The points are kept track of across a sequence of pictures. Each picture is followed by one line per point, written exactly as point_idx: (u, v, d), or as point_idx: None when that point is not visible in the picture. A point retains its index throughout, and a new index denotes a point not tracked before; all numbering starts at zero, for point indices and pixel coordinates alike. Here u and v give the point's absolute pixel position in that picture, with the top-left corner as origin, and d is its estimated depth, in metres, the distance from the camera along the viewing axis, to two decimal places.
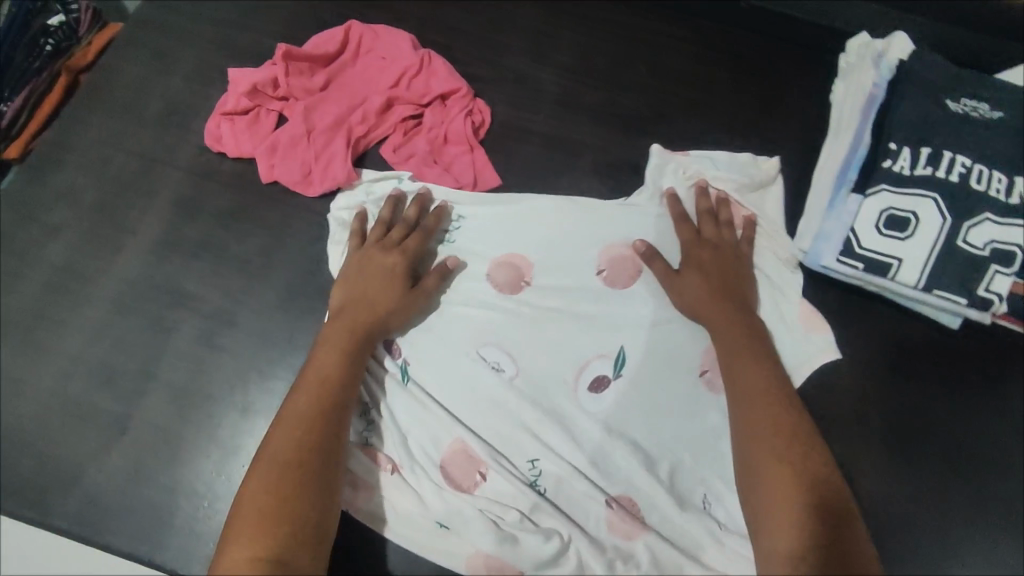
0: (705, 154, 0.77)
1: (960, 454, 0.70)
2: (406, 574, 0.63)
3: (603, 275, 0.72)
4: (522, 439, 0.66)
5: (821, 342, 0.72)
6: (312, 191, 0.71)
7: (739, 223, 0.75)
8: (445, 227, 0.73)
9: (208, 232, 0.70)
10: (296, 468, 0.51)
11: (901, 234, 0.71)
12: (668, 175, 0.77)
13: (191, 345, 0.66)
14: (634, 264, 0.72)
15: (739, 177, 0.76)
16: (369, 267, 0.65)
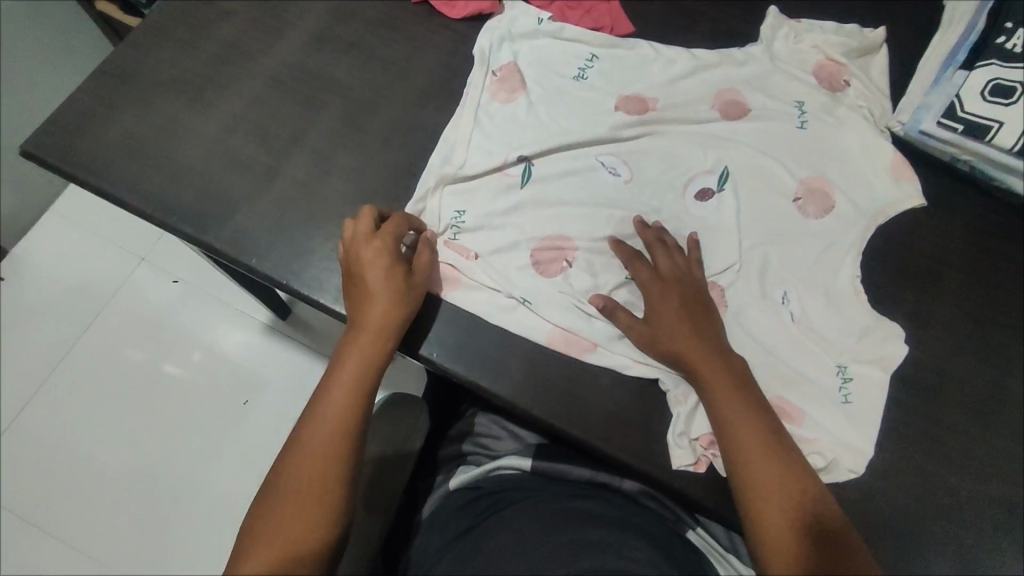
0: (817, 23, 0.83)
1: (1018, 324, 0.73)
2: (478, 334, 0.69)
3: (717, 109, 0.78)
4: (626, 229, 0.73)
5: (908, 191, 0.76)
6: (454, 13, 0.82)
7: (836, 86, 0.80)
8: (580, 57, 0.78)
9: (361, 34, 0.81)
10: (341, 432, 0.59)
11: (1004, 100, 0.71)
12: (784, 36, 0.82)
13: (335, 122, 0.76)
14: (742, 108, 0.78)
15: (851, 40, 0.81)
16: (365, 276, 0.65)
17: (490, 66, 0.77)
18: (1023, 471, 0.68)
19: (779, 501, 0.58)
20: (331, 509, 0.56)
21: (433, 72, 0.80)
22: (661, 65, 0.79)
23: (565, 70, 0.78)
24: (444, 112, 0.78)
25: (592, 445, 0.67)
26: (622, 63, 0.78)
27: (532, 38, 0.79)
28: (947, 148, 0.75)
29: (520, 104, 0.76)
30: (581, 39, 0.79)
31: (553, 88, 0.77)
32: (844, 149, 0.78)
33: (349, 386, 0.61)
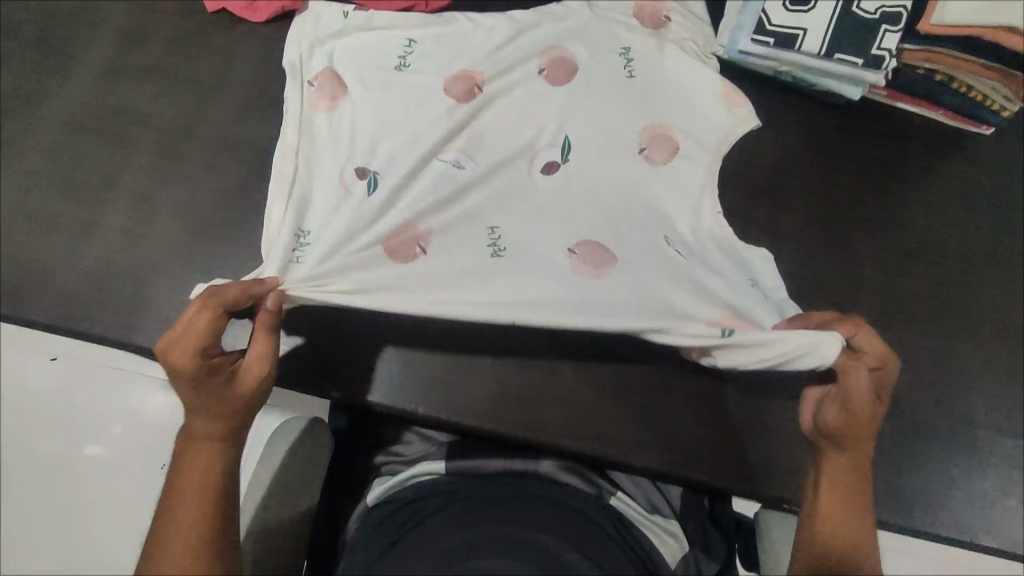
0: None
1: (867, 214, 0.77)
2: (351, 345, 0.67)
3: (545, 73, 0.76)
4: (484, 214, 0.71)
5: (744, 115, 0.77)
6: (258, 16, 0.76)
7: (657, 21, 0.80)
8: (398, 50, 0.75)
9: (159, 56, 0.74)
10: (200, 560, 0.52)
11: (805, 7, 0.72)
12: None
13: (149, 158, 0.70)
14: (572, 65, 0.77)
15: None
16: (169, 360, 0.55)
17: (305, 77, 0.72)
18: (892, 350, 0.71)
19: (846, 504, 0.58)
20: None
21: (247, 82, 0.74)
22: (481, 37, 0.76)
23: (385, 62, 0.74)
24: (268, 123, 0.73)
25: (486, 430, 0.65)
26: (442, 42, 0.76)
27: (344, 36, 0.75)
28: (767, 61, 0.76)
29: (345, 108, 0.72)
30: (395, 27, 0.76)
31: (378, 83, 0.73)
32: (677, 81, 0.78)
33: (198, 483, 0.54)
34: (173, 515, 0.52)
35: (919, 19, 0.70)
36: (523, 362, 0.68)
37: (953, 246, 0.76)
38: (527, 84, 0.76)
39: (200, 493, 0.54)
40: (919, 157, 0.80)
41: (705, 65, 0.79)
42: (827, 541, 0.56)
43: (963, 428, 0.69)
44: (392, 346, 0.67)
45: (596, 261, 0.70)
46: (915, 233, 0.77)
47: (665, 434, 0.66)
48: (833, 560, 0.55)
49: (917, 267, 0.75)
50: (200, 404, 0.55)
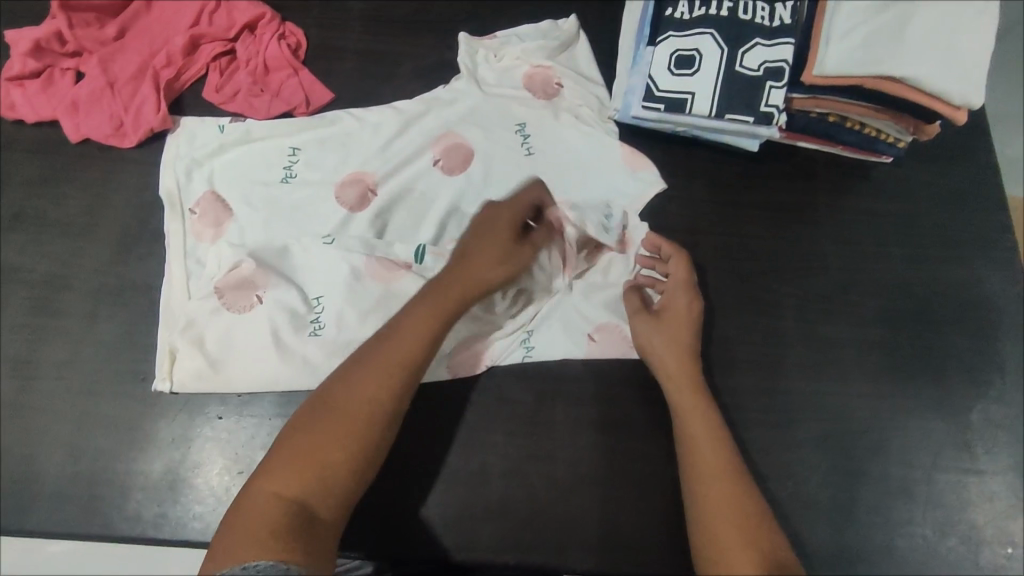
0: (509, 32, 0.80)
1: (781, 260, 0.77)
2: None
3: (440, 164, 0.73)
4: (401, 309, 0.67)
5: (648, 177, 0.77)
6: (126, 142, 0.72)
7: (548, 90, 0.79)
8: (282, 161, 0.71)
9: (24, 201, 0.70)
10: (407, 363, 0.57)
11: (689, 70, 0.71)
12: (483, 57, 0.79)
13: (24, 316, 0.66)
14: (468, 150, 0.74)
15: (543, 38, 0.80)
16: (429, 302, 0.60)
17: (185, 205, 0.69)
18: (818, 401, 0.72)
19: (733, 502, 0.56)
20: (347, 460, 0.54)
21: (124, 217, 0.70)
22: (367, 133, 0.74)
23: (269, 176, 0.71)
24: (150, 258, 0.68)
25: (420, 556, 0.63)
26: (327, 147, 0.73)
27: (222, 154, 0.71)
28: (663, 124, 0.75)
29: (233, 232, 0.69)
30: (275, 138, 0.72)
31: (264, 199, 0.70)
32: (576, 149, 0.77)
33: (330, 418, 0.55)
34: (379, 355, 0.57)
35: (803, 68, 0.69)
36: (457, 470, 0.65)
37: (868, 284, 0.76)
38: (423, 178, 0.73)
39: (372, 402, 0.55)
40: (827, 192, 0.79)
41: (602, 130, 0.78)
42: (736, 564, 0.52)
43: (893, 470, 0.70)
44: None
45: (521, 348, 0.69)
46: (830, 274, 0.77)
47: (604, 533, 0.64)
48: (726, 543, 0.54)
49: (835, 310, 0.75)
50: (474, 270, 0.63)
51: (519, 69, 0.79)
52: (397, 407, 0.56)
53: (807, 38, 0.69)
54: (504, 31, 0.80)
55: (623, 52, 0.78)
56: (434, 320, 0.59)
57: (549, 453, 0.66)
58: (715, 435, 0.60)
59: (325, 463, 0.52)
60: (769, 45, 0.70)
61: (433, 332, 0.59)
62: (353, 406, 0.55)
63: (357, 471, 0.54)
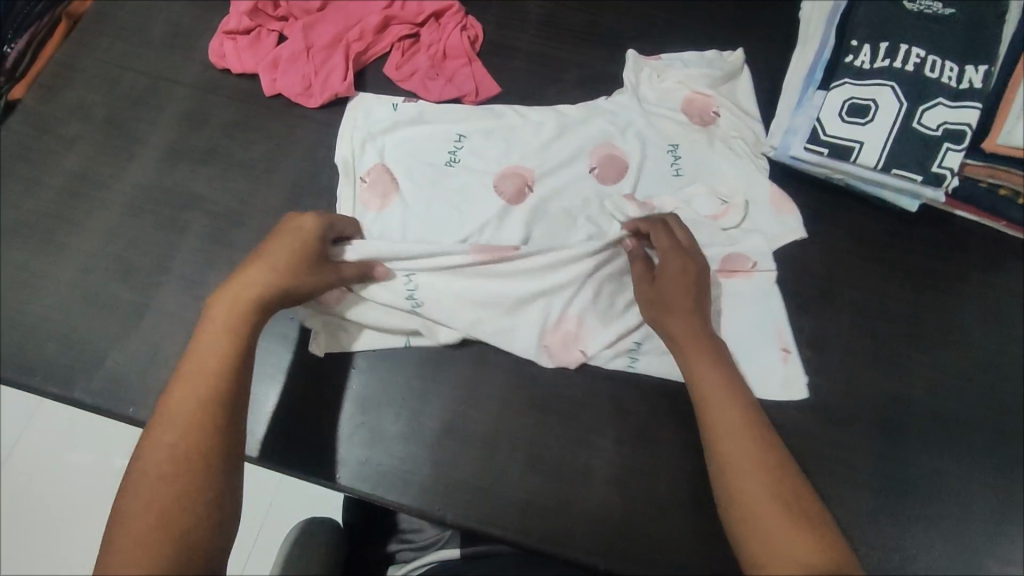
0: (675, 55, 0.82)
1: (921, 327, 0.74)
2: (385, 443, 0.66)
3: (595, 172, 0.76)
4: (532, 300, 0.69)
5: (787, 222, 0.76)
6: (312, 102, 0.78)
7: (705, 117, 0.79)
8: (447, 147, 0.76)
9: (217, 140, 0.77)
10: (207, 391, 0.51)
11: (862, 120, 0.70)
12: (647, 75, 0.81)
13: (199, 241, 0.72)
14: (622, 163, 0.76)
15: (709, 66, 0.81)
16: (213, 322, 0.55)
17: (357, 172, 0.74)
18: (938, 478, 0.68)
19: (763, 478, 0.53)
20: (199, 487, 0.47)
21: (298, 170, 0.76)
22: (529, 131, 0.77)
23: (434, 158, 0.75)
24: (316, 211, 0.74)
25: (512, 542, 0.63)
26: (490, 138, 0.76)
27: (396, 129, 0.76)
28: (820, 169, 0.74)
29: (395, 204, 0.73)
30: (446, 123, 0.77)
31: (426, 177, 0.74)
32: (725, 175, 0.77)
33: (168, 471, 0.47)
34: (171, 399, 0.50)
35: (985, 136, 0.68)
36: (565, 465, 0.66)
37: (1011, 370, 0.73)
38: (576, 182, 0.75)
39: (210, 397, 0.51)
40: (982, 266, 0.76)
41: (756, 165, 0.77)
42: (782, 551, 0.49)
43: (1013, 570, 0.66)
44: (427, 445, 0.66)
45: (627, 356, 0.69)
46: (971, 350, 0.73)
47: (698, 560, 0.63)
48: (766, 520, 0.51)
49: (971, 388, 0.72)
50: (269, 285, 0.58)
51: (680, 90, 0.80)
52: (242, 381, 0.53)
53: (992, 108, 0.68)
54: (671, 54, 0.82)
55: (786, 90, 0.77)
56: (235, 319, 0.55)
57: (654, 470, 0.66)
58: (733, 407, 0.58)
59: (186, 462, 0.48)
60: (952, 107, 0.68)
61: (239, 346, 0.54)
62: (164, 453, 0.48)
63: (216, 470, 0.49)
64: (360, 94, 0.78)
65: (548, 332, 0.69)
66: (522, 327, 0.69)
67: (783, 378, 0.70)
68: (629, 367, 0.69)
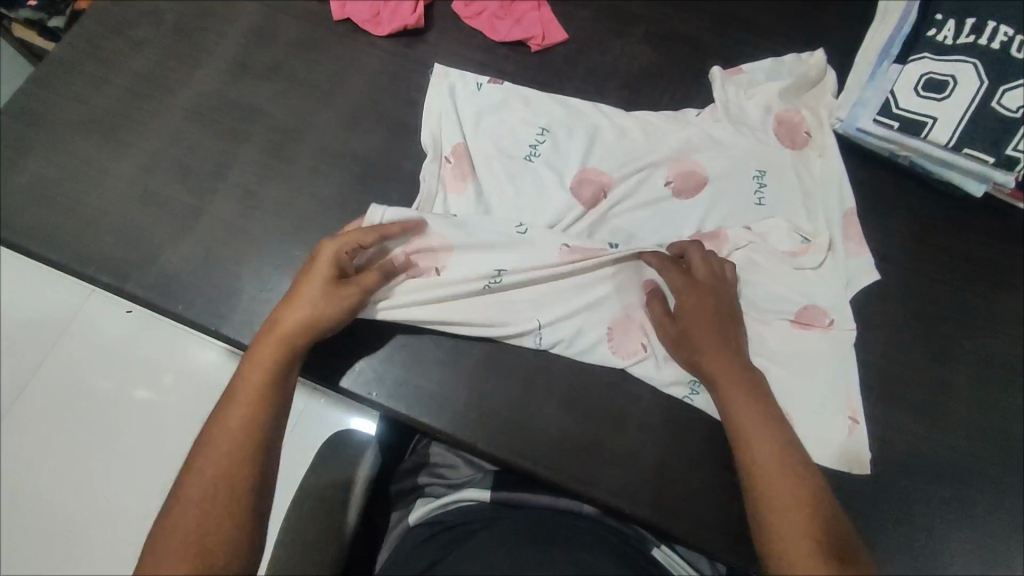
0: (756, 65, 0.78)
1: (972, 314, 0.73)
2: (437, 376, 0.66)
3: (670, 186, 0.73)
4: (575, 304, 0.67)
5: (860, 266, 0.73)
6: (379, 30, 0.78)
7: (797, 132, 0.75)
8: (530, 138, 0.73)
9: (282, 58, 0.78)
10: (264, 398, 0.54)
11: (937, 95, 0.68)
12: (734, 93, 0.76)
13: (257, 154, 0.73)
14: (701, 177, 0.73)
15: (793, 77, 0.76)
16: (252, 365, 0.55)
17: (444, 151, 0.73)
18: (972, 466, 0.68)
19: (805, 523, 0.51)
20: (238, 508, 0.48)
21: (359, 94, 0.76)
22: (613, 133, 0.74)
23: (515, 149, 0.73)
24: (375, 137, 0.75)
25: (540, 475, 0.64)
26: (574, 135, 0.74)
27: (482, 100, 0.75)
28: (886, 144, 0.72)
29: (470, 192, 0.71)
30: (531, 115, 0.75)
31: (503, 171, 0.71)
32: (808, 208, 0.73)
33: (206, 492, 0.48)
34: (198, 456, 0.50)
35: None
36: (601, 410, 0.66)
37: None
38: (649, 194, 0.72)
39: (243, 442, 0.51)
40: None
41: (819, 141, 0.75)
42: None
43: None
44: (471, 374, 0.67)
45: (686, 387, 0.66)
46: (1020, 345, 0.72)
47: (721, 512, 0.64)
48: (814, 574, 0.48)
49: (1015, 381, 0.71)
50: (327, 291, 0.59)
51: (770, 107, 0.75)
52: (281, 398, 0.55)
53: None
54: (751, 65, 0.77)
55: (856, 63, 0.77)
56: (280, 342, 0.57)
57: (687, 424, 0.66)
58: (778, 451, 0.55)
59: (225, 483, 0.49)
60: None
61: (272, 388, 0.55)
62: (203, 479, 0.49)
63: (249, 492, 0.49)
64: (445, 67, 0.76)
65: (612, 322, 0.67)
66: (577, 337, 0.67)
67: (841, 447, 0.66)
68: (687, 399, 0.66)
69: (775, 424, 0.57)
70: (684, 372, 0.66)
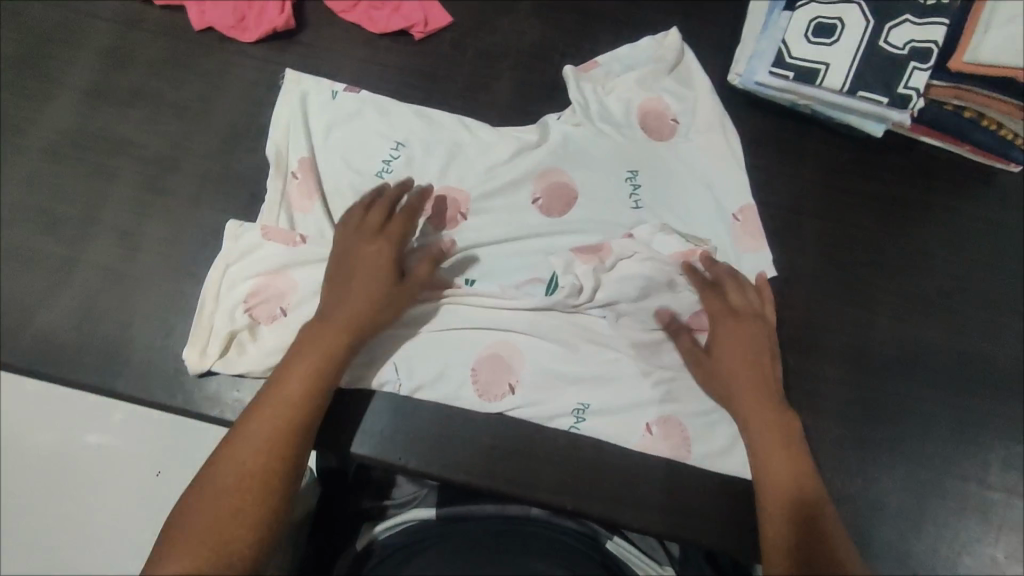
0: (612, 55, 0.76)
1: (887, 254, 0.73)
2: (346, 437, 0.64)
3: (539, 202, 0.70)
4: (449, 341, 0.66)
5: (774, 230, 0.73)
6: (248, 36, 0.72)
7: (662, 120, 0.74)
8: (385, 154, 0.69)
9: (143, 79, 0.71)
10: (309, 400, 0.55)
11: (827, 40, 0.67)
12: (589, 88, 0.73)
13: (131, 191, 0.67)
14: (570, 190, 0.70)
15: (653, 63, 0.75)
16: (299, 372, 0.56)
17: (289, 166, 0.68)
18: (900, 403, 0.69)
19: (814, 525, 0.53)
20: (257, 520, 0.48)
21: (235, 110, 0.71)
22: (474, 149, 0.71)
23: (368, 165, 0.69)
24: (259, 156, 0.69)
25: (479, 485, 0.63)
26: (434, 153, 0.70)
27: (342, 111, 0.70)
28: (785, 95, 0.71)
29: (317, 212, 0.67)
30: (387, 127, 0.70)
31: (350, 199, 0.67)
32: (687, 199, 0.72)
33: (229, 495, 0.48)
34: (226, 458, 0.50)
35: (952, 54, 0.66)
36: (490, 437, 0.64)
37: (973, 295, 0.73)
38: (518, 213, 0.70)
39: (269, 449, 0.51)
40: (947, 192, 0.75)
41: (715, 123, 0.74)
42: None
43: (970, 486, 0.67)
44: (393, 410, 0.65)
45: (572, 415, 0.65)
46: (935, 279, 0.73)
47: (671, 499, 0.64)
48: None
49: (935, 314, 0.72)
50: (378, 264, 0.60)
51: (632, 100, 0.74)
52: (303, 440, 0.53)
53: (961, 19, 0.66)
54: (607, 57, 0.75)
55: (749, 17, 0.76)
56: (333, 341, 0.58)
57: (621, 410, 0.65)
58: (792, 454, 0.58)
59: (250, 491, 0.49)
60: (919, 24, 0.65)
61: (326, 386, 0.57)
62: (236, 470, 0.50)
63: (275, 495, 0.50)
64: (297, 72, 0.70)
65: (477, 360, 0.65)
66: (447, 376, 0.65)
67: None
68: (573, 428, 0.65)
69: (793, 440, 0.59)
70: (562, 404, 0.65)
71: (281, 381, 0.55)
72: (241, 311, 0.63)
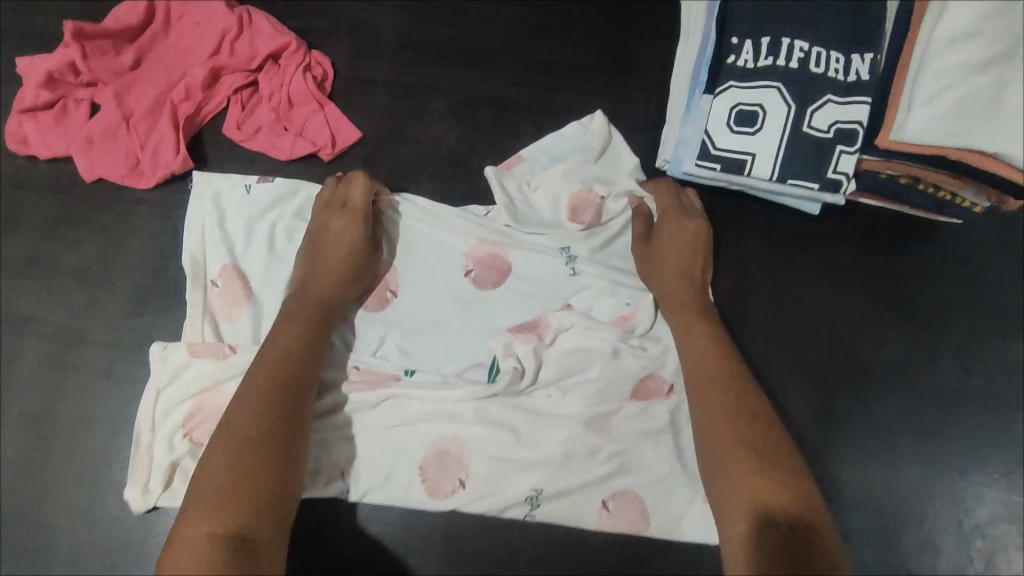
0: (536, 147, 0.72)
1: (834, 330, 0.72)
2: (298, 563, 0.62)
3: (470, 274, 0.67)
4: (395, 437, 0.63)
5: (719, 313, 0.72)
6: (143, 182, 0.67)
7: (594, 211, 0.69)
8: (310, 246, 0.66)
9: (36, 244, 0.66)
10: (285, 382, 0.56)
11: (750, 129, 0.64)
12: (516, 188, 0.69)
13: (37, 372, 0.63)
14: (502, 263, 0.68)
15: (578, 153, 0.71)
16: (278, 350, 0.58)
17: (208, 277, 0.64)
18: (854, 484, 0.69)
19: (756, 451, 0.54)
20: (261, 495, 0.50)
21: (138, 267, 0.66)
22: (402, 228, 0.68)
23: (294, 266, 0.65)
24: (168, 315, 0.65)
25: None
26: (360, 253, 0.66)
27: (256, 219, 0.66)
28: (716, 181, 0.68)
29: (244, 320, 0.63)
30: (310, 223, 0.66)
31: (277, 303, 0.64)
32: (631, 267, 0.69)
33: (230, 471, 0.50)
34: (219, 437, 0.52)
35: (878, 130, 0.63)
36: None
37: (923, 360, 0.72)
38: (454, 300, 0.67)
39: (256, 427, 0.53)
40: (890, 252, 0.73)
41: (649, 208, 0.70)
42: (770, 511, 0.50)
43: (927, 561, 0.68)
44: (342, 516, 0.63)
45: (525, 504, 0.63)
46: (883, 349, 0.72)
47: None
48: (777, 506, 0.50)
49: (886, 386, 0.71)
50: (341, 253, 0.63)
51: (560, 195, 0.69)
52: (286, 418, 0.55)
53: (883, 96, 0.63)
54: (531, 149, 0.71)
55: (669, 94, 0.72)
56: (304, 330, 0.60)
57: (577, 537, 0.64)
58: (733, 379, 0.59)
59: (250, 469, 0.51)
60: (841, 103, 0.63)
61: (308, 360, 0.58)
62: (232, 444, 0.52)
63: (274, 471, 0.52)
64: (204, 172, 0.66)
65: (425, 456, 0.63)
66: (396, 474, 0.62)
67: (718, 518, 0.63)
68: (528, 516, 0.63)
69: (723, 350, 0.61)
70: (517, 492, 0.62)
71: (259, 366, 0.57)
72: (180, 437, 0.60)
